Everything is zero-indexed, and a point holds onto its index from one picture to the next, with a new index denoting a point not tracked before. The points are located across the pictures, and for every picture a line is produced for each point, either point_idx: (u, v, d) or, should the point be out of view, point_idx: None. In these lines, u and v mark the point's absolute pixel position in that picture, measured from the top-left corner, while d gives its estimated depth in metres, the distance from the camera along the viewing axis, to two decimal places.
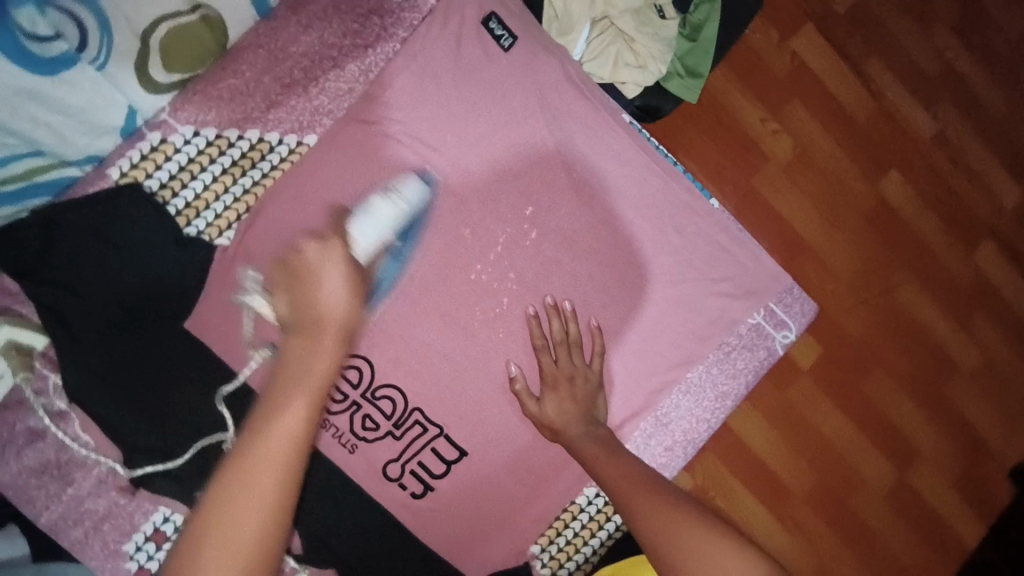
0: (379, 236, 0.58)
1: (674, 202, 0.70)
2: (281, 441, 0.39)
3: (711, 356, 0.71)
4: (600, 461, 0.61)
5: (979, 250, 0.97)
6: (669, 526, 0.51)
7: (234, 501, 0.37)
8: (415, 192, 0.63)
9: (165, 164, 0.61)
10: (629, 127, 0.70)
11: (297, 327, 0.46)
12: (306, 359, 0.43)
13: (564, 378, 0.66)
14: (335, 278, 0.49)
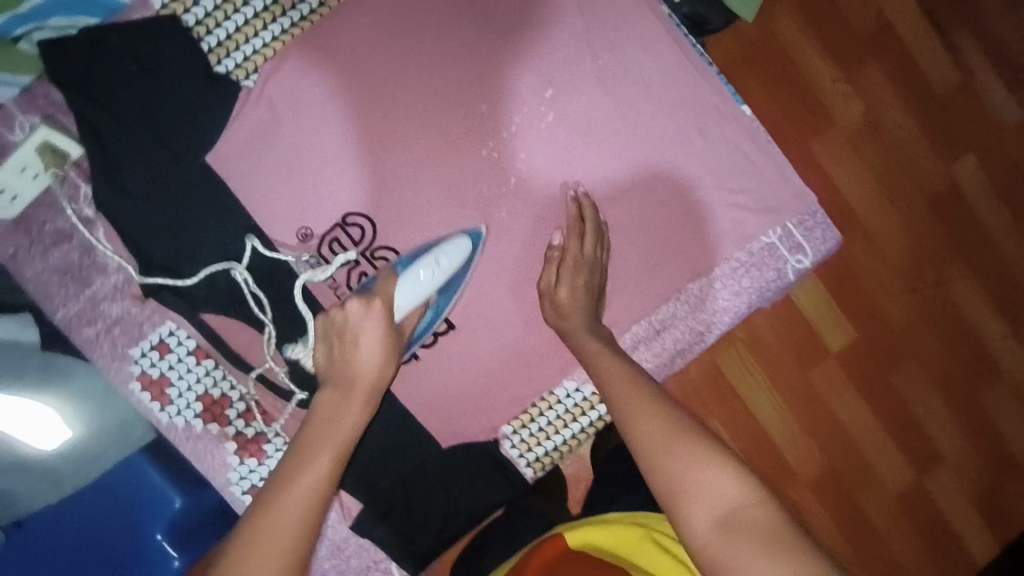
0: (419, 296, 0.61)
1: (702, 103, 0.68)
2: (302, 491, 0.50)
3: (717, 270, 0.69)
4: (601, 357, 0.61)
5: None
6: (657, 441, 0.51)
7: (263, 534, 0.47)
8: (460, 254, 0.64)
9: (203, 1, 0.64)
10: (668, 19, 0.67)
11: (332, 381, 0.58)
12: (334, 418, 0.55)
13: (583, 265, 0.64)
14: (371, 331, 0.58)
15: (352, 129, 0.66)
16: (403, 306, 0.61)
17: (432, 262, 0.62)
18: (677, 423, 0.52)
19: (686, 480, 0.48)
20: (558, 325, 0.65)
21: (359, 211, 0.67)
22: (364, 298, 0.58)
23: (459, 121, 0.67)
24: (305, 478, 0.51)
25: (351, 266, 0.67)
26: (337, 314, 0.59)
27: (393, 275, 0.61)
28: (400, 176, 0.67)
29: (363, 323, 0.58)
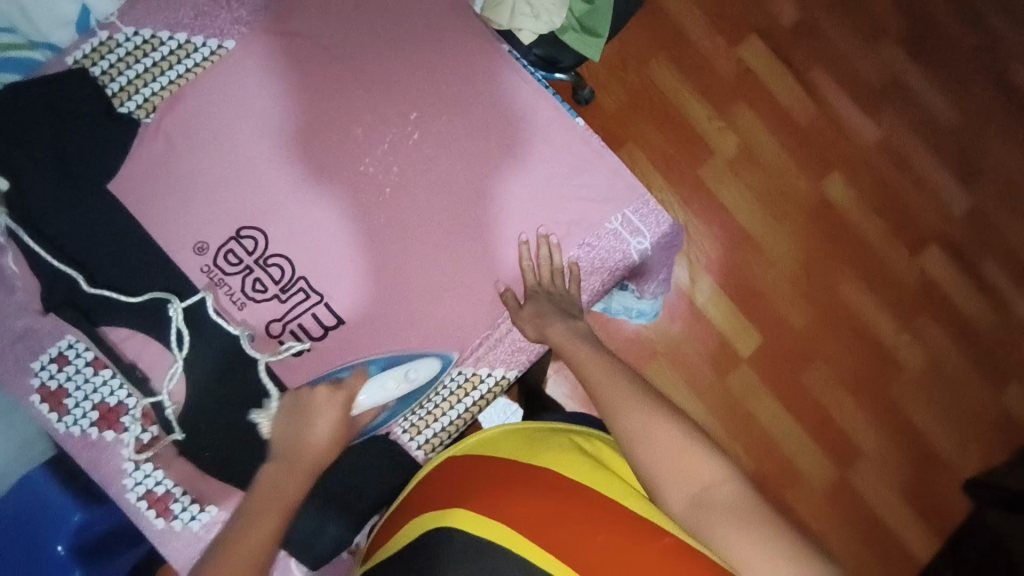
0: (382, 401, 0.73)
1: (543, 117, 0.81)
2: (251, 546, 0.61)
3: (573, 254, 0.80)
4: (581, 354, 0.73)
5: (841, 287, 1.66)
6: (635, 422, 0.62)
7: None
8: (428, 372, 0.76)
9: (108, 56, 0.75)
10: (507, 54, 0.81)
11: (277, 456, 0.67)
12: (283, 481, 0.65)
13: (542, 296, 0.77)
14: (329, 420, 0.69)
15: (242, 155, 0.76)
16: (364, 406, 0.72)
17: (404, 376, 0.74)
18: (654, 406, 0.64)
19: (664, 456, 0.59)
20: (530, 333, 0.76)
21: (249, 224, 0.76)
22: (334, 387, 0.71)
23: (337, 143, 0.78)
24: (253, 536, 0.61)
25: (245, 273, 0.75)
26: (306, 396, 0.70)
27: (363, 379, 0.73)
28: (286, 193, 0.77)
29: (324, 409, 0.69)
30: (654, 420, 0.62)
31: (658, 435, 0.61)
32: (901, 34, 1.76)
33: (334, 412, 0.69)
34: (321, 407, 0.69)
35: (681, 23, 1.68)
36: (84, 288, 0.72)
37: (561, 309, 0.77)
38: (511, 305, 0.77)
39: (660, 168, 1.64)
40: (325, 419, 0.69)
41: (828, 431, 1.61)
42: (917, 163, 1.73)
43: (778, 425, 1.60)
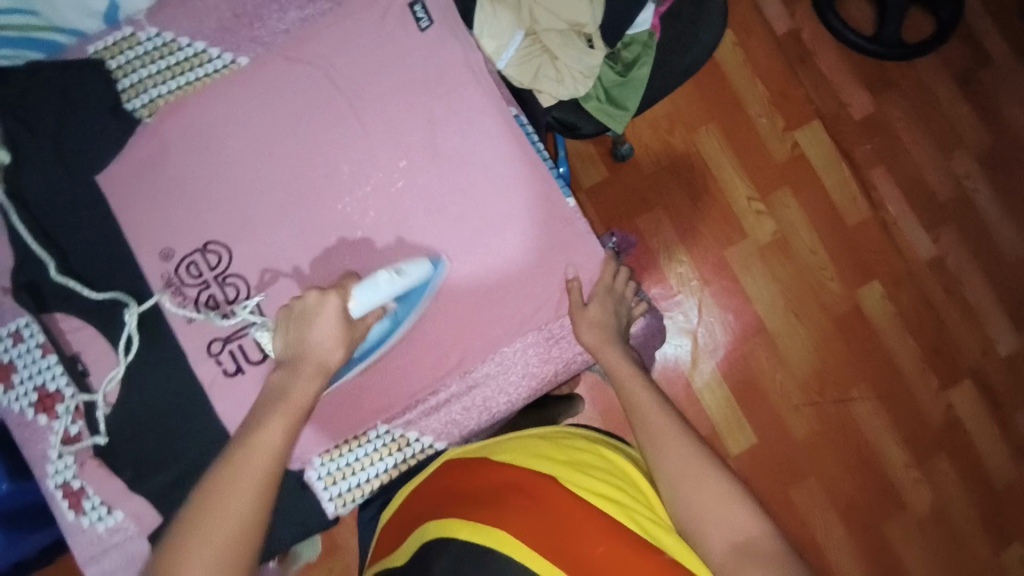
0: (375, 302, 0.68)
1: (531, 190, 0.78)
2: (264, 446, 0.59)
3: (529, 336, 0.78)
4: (632, 384, 0.72)
5: (853, 404, 1.54)
6: (659, 433, 0.67)
7: (228, 487, 0.56)
8: (420, 270, 0.72)
9: (126, 53, 0.78)
10: (510, 118, 0.79)
11: (284, 361, 0.65)
12: (290, 386, 0.62)
13: (612, 293, 0.78)
14: (324, 322, 0.64)
15: (228, 171, 0.77)
16: (359, 307, 0.67)
17: (393, 272, 0.70)
18: (674, 422, 0.69)
19: (681, 467, 0.65)
20: (583, 338, 0.76)
21: (218, 240, 0.77)
22: (322, 290, 0.66)
23: (321, 177, 0.77)
24: (264, 434, 0.59)
25: (202, 288, 0.76)
26: (299, 303, 0.66)
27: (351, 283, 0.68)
28: (259, 215, 0.77)
29: (318, 313, 0.65)
30: (675, 435, 0.67)
31: (678, 451, 0.66)
32: (979, 148, 1.62)
33: (327, 315, 0.65)
34: (314, 313, 0.65)
35: (739, 97, 1.60)
36: (52, 273, 0.74)
37: (617, 331, 0.77)
38: (575, 298, 0.77)
39: (684, 240, 1.57)
40: (321, 324, 0.65)
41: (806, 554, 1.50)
42: (968, 290, 1.58)
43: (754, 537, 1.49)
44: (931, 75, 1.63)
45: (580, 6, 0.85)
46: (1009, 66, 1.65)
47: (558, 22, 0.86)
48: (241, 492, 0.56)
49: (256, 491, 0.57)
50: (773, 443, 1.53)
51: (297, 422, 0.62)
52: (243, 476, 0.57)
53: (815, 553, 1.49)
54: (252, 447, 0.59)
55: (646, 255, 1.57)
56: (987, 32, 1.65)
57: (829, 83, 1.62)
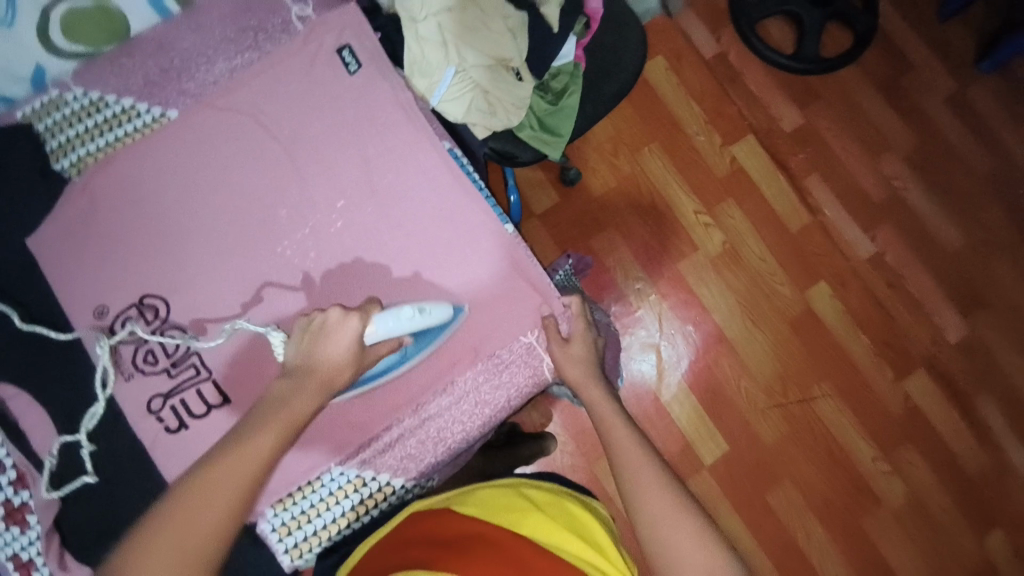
0: (394, 331, 0.68)
1: (471, 218, 0.80)
2: (245, 456, 0.59)
3: (479, 364, 0.78)
4: (611, 423, 0.75)
5: (816, 403, 1.57)
6: (638, 473, 0.69)
7: (200, 498, 0.56)
8: (441, 313, 0.73)
9: (54, 114, 0.79)
10: (443, 149, 0.81)
11: (289, 370, 0.65)
12: (289, 401, 0.62)
13: (585, 332, 0.81)
14: (338, 344, 0.64)
15: (161, 222, 0.77)
16: (376, 334, 0.67)
17: (416, 309, 0.70)
18: (653, 461, 0.70)
19: (661, 509, 0.66)
20: (565, 372, 0.78)
21: (154, 292, 0.76)
22: (345, 310, 0.65)
23: (258, 222, 0.78)
24: (248, 447, 0.59)
25: (138, 342, 0.75)
26: (319, 317, 0.66)
27: (375, 308, 0.68)
28: (198, 264, 0.77)
29: (332, 332, 0.64)
30: (654, 473, 0.69)
31: (657, 493, 0.67)
32: (904, 149, 1.72)
33: (344, 336, 0.65)
34: (328, 332, 0.65)
35: (677, 118, 1.68)
36: (18, 323, 0.75)
37: (597, 365, 0.80)
38: (551, 332, 0.78)
39: (639, 256, 1.62)
40: (335, 343, 0.64)
41: (788, 556, 1.50)
42: (911, 284, 1.65)
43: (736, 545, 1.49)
44: (852, 86, 1.74)
45: (503, 41, 0.89)
46: (924, 72, 1.76)
47: (483, 58, 0.88)
48: (218, 503, 0.56)
49: (230, 500, 0.57)
50: (745, 449, 1.54)
51: (289, 434, 0.61)
52: (226, 483, 0.57)
53: (796, 555, 1.50)
54: (229, 458, 0.58)
55: (604, 273, 1.60)
56: (901, 43, 1.77)
57: (759, 99, 1.72)
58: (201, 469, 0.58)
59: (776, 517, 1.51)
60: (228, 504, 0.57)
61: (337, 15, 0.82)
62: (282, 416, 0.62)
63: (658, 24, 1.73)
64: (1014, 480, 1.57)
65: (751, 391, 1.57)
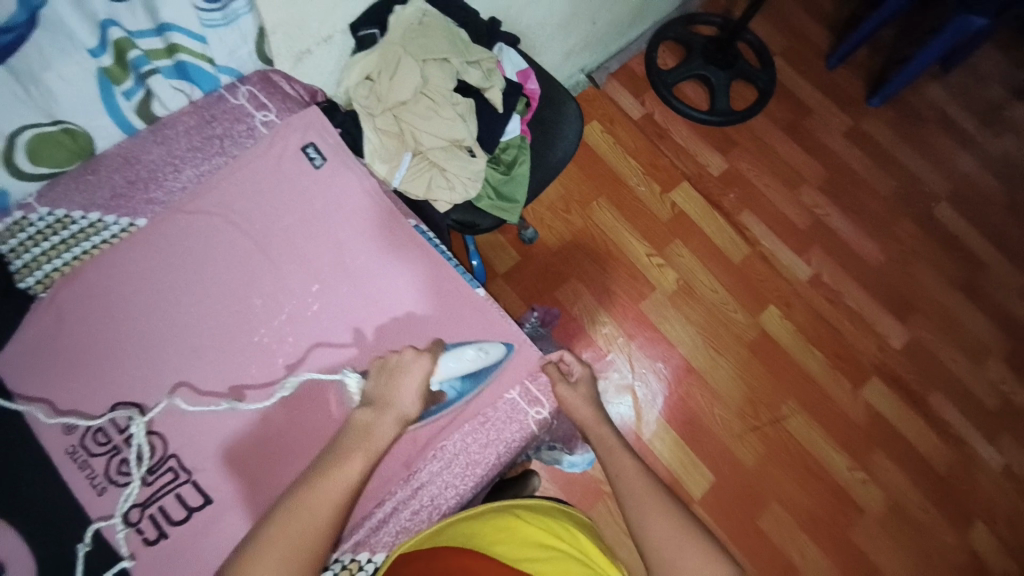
0: (457, 369, 0.78)
1: (445, 286, 0.85)
2: (338, 479, 0.64)
3: (465, 425, 0.80)
4: (614, 454, 0.78)
5: (787, 421, 1.64)
6: (642, 502, 0.71)
7: (303, 517, 0.61)
8: (496, 353, 0.81)
9: (18, 235, 0.79)
10: (409, 228, 0.87)
11: (366, 403, 0.71)
12: (372, 427, 0.69)
13: (589, 378, 0.86)
14: (415, 378, 0.73)
15: (137, 326, 0.78)
16: (441, 377, 0.78)
17: (478, 351, 0.80)
18: (657, 490, 0.72)
19: (665, 537, 0.67)
20: (575, 414, 0.82)
21: (127, 399, 0.75)
22: (417, 350, 0.75)
23: (236, 315, 0.80)
24: (338, 471, 0.64)
25: (111, 454, 0.73)
26: (394, 357, 0.75)
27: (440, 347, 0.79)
28: (175, 365, 0.77)
29: (411, 368, 0.74)
30: (657, 501, 0.71)
31: (661, 521, 0.68)
32: (819, 181, 1.91)
33: (420, 371, 0.74)
34: (406, 368, 0.74)
35: (617, 172, 1.82)
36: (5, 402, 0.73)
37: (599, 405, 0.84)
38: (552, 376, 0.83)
39: (602, 303, 1.69)
40: (411, 381, 0.73)
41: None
42: (849, 299, 1.79)
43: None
44: (764, 131, 1.95)
45: (454, 126, 0.96)
46: (822, 113, 2.00)
47: (438, 140, 0.97)
48: (316, 516, 0.61)
49: (330, 517, 0.62)
50: (731, 477, 1.57)
51: (374, 459, 0.67)
52: (317, 509, 0.61)
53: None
54: (319, 484, 0.63)
55: (572, 323, 1.67)
56: (798, 90, 2.01)
57: (686, 149, 1.89)
58: (298, 493, 0.63)
59: (771, 542, 1.53)
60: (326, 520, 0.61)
61: (299, 117, 0.89)
62: (366, 443, 0.67)
63: (588, 92, 1.91)
64: (979, 471, 1.66)
65: (725, 418, 1.62)
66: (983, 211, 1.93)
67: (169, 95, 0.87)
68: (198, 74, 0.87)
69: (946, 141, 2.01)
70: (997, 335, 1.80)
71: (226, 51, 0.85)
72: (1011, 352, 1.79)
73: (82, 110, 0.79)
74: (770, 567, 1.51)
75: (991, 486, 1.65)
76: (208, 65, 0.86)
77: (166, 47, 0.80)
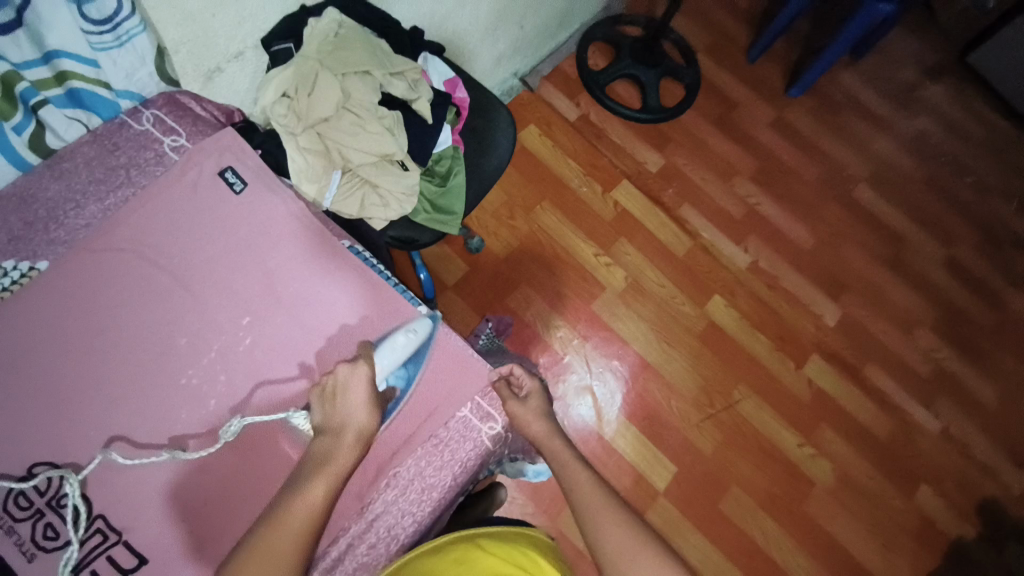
0: (393, 363, 0.76)
1: (386, 304, 0.82)
2: (297, 512, 0.62)
3: (418, 450, 0.77)
4: (569, 468, 0.78)
5: (740, 405, 1.69)
6: (597, 512, 0.71)
7: (262, 557, 0.59)
8: (424, 326, 0.80)
9: None
10: (342, 249, 0.83)
11: (321, 430, 0.69)
12: (329, 454, 0.67)
13: (540, 390, 0.86)
14: (359, 391, 0.71)
15: (45, 379, 0.71)
16: (383, 373, 0.76)
17: (407, 332, 0.78)
18: (611, 499, 0.73)
19: (622, 544, 0.67)
20: (528, 430, 0.81)
21: (47, 459, 0.68)
22: (351, 362, 0.73)
23: (158, 357, 0.74)
24: (299, 502, 0.63)
25: (35, 519, 0.66)
26: (331, 379, 0.72)
27: (371, 350, 0.76)
28: (93, 418, 0.71)
29: (350, 382, 0.72)
30: (612, 511, 0.71)
31: (617, 530, 0.69)
32: (750, 171, 1.99)
33: (360, 381, 0.72)
34: (348, 384, 0.72)
35: (558, 175, 1.83)
36: None
37: (552, 417, 0.84)
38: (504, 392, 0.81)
39: (555, 306, 1.70)
40: (354, 394, 0.71)
41: (755, 560, 1.55)
42: (786, 282, 1.87)
43: (705, 564, 1.53)
44: (695, 126, 2.01)
45: (384, 140, 0.94)
46: (747, 106, 2.08)
47: (368, 156, 0.94)
48: (279, 563, 0.59)
49: (293, 549, 0.60)
50: (692, 465, 1.61)
51: (336, 484, 0.65)
52: (275, 551, 0.60)
53: (760, 557, 1.56)
54: (276, 525, 0.61)
55: (526, 328, 1.67)
56: (724, 85, 2.09)
57: (623, 148, 1.93)
58: (253, 538, 0.61)
59: (735, 525, 1.57)
60: (289, 554, 0.60)
61: (213, 140, 0.84)
62: (326, 470, 0.66)
63: (524, 97, 1.92)
64: (916, 432, 1.77)
65: (681, 409, 1.66)
66: (899, 189, 2.06)
67: (64, 126, 0.80)
68: (94, 101, 0.81)
69: (860, 126, 2.13)
70: (922, 305, 1.92)
71: (123, 74, 0.80)
72: (937, 320, 1.91)
73: None
74: (735, 549, 1.55)
75: (929, 447, 1.76)
76: (104, 90, 0.81)
77: (55, 75, 0.75)
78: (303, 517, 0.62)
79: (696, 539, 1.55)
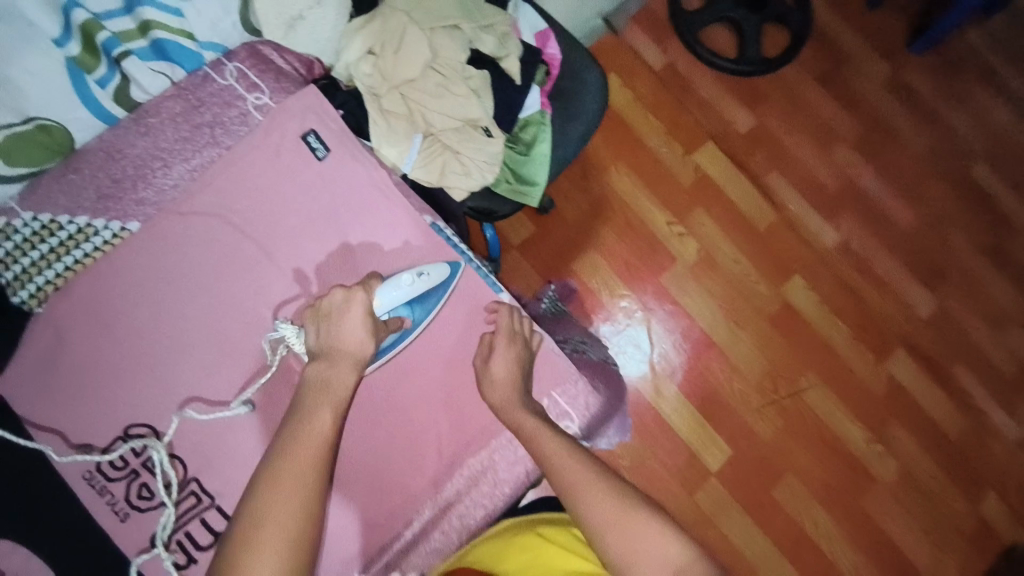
0: (397, 297, 0.74)
1: (467, 290, 0.82)
2: (305, 452, 0.60)
3: (492, 444, 0.78)
4: (538, 437, 0.71)
5: (806, 395, 1.62)
6: (577, 479, 0.67)
7: (274, 503, 0.56)
8: (441, 272, 0.78)
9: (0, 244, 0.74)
10: (425, 225, 0.80)
11: (315, 357, 0.69)
12: (328, 381, 0.66)
13: (512, 336, 0.78)
14: (354, 315, 0.70)
15: (138, 340, 0.74)
16: (383, 306, 0.74)
17: (416, 274, 0.76)
18: (592, 467, 0.69)
19: (609, 516, 0.64)
20: (492, 388, 0.75)
21: (141, 422, 0.73)
22: (347, 286, 0.71)
23: (245, 329, 0.75)
24: (306, 432, 0.62)
25: (131, 479, 0.73)
26: (326, 302, 0.71)
27: (377, 282, 0.75)
28: (186, 382, 0.74)
29: (346, 305, 0.70)
30: (597, 482, 0.67)
31: (602, 499, 0.65)
32: (853, 139, 1.78)
33: (357, 306, 0.70)
34: (343, 307, 0.70)
35: (637, 133, 1.70)
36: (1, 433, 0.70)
37: (523, 374, 0.77)
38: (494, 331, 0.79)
39: (622, 275, 1.63)
40: (351, 319, 0.70)
41: (800, 549, 1.54)
42: (876, 266, 1.71)
43: (748, 547, 1.53)
44: (796, 82, 1.80)
45: (470, 104, 0.87)
46: (860, 60, 1.83)
47: (451, 121, 0.87)
48: (293, 494, 0.57)
49: (310, 485, 0.59)
50: (747, 449, 1.57)
51: (340, 409, 0.65)
52: (285, 499, 0.57)
53: (806, 547, 1.54)
54: (282, 468, 0.58)
55: (589, 296, 1.62)
56: (835, 34, 1.83)
57: (711, 104, 1.75)
58: (257, 486, 0.58)
59: (785, 513, 1.55)
60: (307, 493, 0.58)
61: (297, 98, 0.79)
62: (328, 395, 0.65)
63: (607, 41, 1.75)
64: (996, 439, 1.65)
65: (743, 391, 1.60)
66: None
67: (148, 79, 0.77)
68: (180, 53, 0.78)
69: (991, 91, 1.85)
70: None
71: (208, 23, 0.77)
72: None
73: (54, 103, 0.71)
74: (781, 537, 1.53)
75: (1007, 457, 1.64)
76: (189, 40, 0.77)
77: (138, 25, 0.73)
78: (312, 448, 0.61)
79: (741, 522, 1.54)
